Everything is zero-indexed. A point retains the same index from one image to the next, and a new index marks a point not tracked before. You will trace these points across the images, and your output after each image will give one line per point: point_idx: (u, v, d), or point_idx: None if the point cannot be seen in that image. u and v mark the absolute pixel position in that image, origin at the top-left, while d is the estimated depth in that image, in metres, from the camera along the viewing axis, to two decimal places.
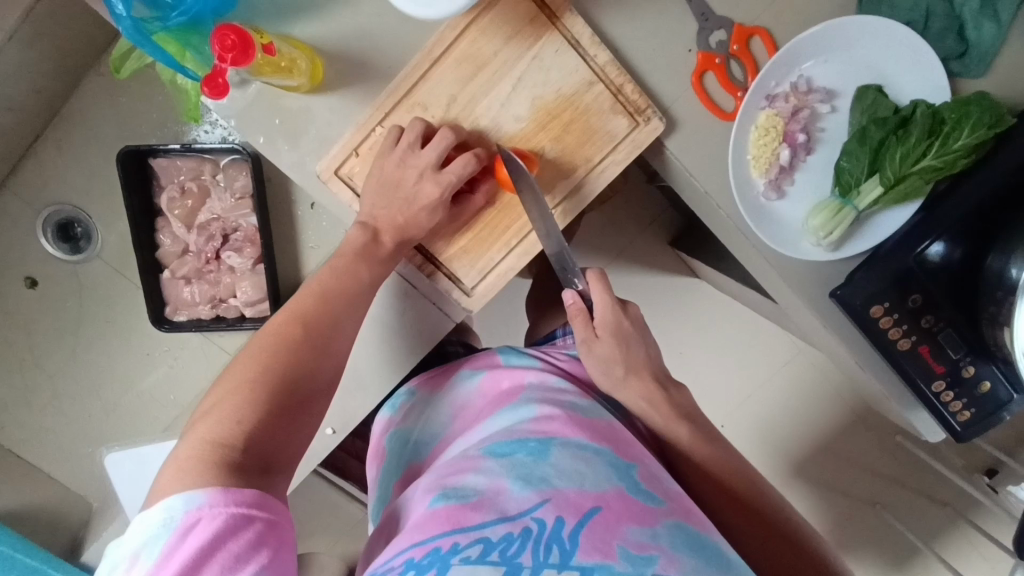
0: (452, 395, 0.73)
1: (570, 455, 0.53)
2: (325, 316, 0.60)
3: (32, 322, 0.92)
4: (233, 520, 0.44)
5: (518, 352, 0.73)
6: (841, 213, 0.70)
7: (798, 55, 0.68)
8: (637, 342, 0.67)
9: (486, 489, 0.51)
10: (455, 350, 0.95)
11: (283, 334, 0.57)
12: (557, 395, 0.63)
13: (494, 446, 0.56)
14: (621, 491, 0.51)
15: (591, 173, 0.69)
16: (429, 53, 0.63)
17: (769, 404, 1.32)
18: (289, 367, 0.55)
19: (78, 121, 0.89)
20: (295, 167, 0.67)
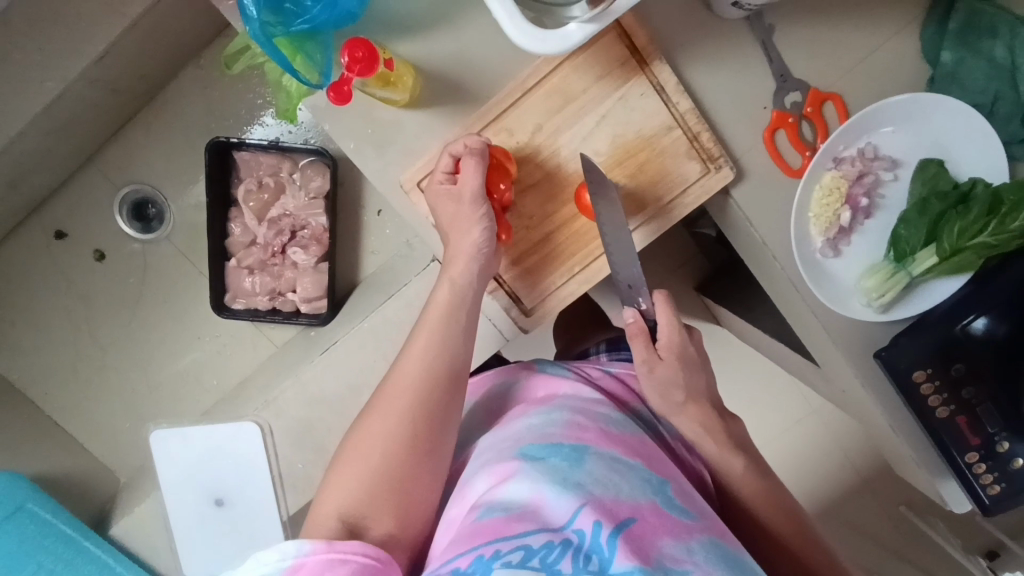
0: (489, 398, 0.73)
1: (605, 465, 0.55)
2: (435, 383, 0.62)
3: (108, 288, 1.06)
4: (339, 565, 0.50)
5: (555, 364, 0.74)
6: (894, 278, 0.73)
7: (868, 124, 0.71)
8: (698, 370, 0.68)
9: (524, 496, 0.51)
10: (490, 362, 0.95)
11: (395, 403, 0.62)
12: (590, 408, 0.64)
13: (530, 450, 0.57)
14: (656, 505, 0.52)
15: (659, 212, 0.71)
16: (522, 83, 0.67)
17: (784, 459, 1.32)
18: (398, 430, 0.60)
19: (164, 109, 1.02)
20: (378, 174, 0.70)
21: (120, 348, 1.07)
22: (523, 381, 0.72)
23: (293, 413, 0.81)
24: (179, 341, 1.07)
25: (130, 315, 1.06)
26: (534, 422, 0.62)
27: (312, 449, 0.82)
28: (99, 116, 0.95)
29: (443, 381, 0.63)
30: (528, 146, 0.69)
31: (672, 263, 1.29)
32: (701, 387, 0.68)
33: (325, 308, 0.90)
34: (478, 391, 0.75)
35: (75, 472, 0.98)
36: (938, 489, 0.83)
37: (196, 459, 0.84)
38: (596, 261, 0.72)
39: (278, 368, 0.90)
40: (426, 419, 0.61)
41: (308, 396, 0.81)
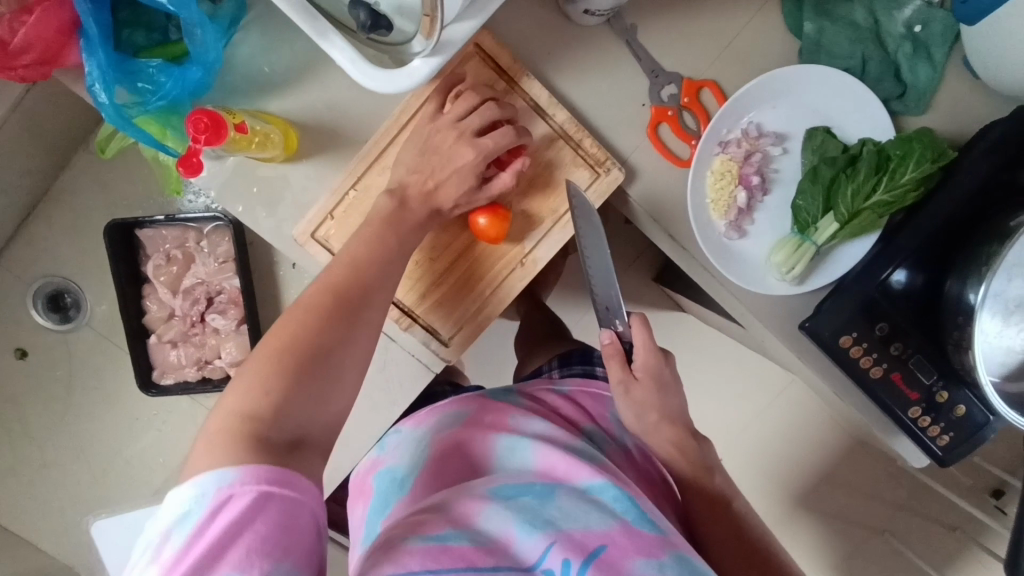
0: (440, 425, 0.70)
1: (575, 498, 0.57)
2: (345, 292, 0.59)
3: (45, 384, 1.04)
4: (265, 498, 0.45)
5: (509, 394, 0.74)
6: (801, 249, 0.73)
7: (747, 104, 0.72)
8: (673, 394, 0.71)
9: (495, 533, 0.53)
10: (442, 388, 0.94)
11: (317, 308, 0.57)
12: (555, 433, 0.66)
13: (501, 488, 0.58)
14: (627, 525, 0.55)
15: (559, 223, 0.71)
16: (397, 120, 0.67)
17: (763, 437, 1.32)
18: (321, 340, 0.55)
19: (69, 195, 1.02)
20: (273, 232, 0.70)
21: (63, 440, 1.05)
22: (477, 412, 0.70)
23: None
24: (125, 425, 1.05)
25: (66, 407, 1.05)
26: (504, 460, 0.64)
27: None
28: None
29: (375, 273, 0.61)
30: None
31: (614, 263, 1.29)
32: (675, 407, 0.71)
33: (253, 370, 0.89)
34: (427, 420, 0.72)
35: None
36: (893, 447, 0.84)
37: (143, 544, 0.82)
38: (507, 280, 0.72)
39: None
40: (343, 307, 0.58)
41: None
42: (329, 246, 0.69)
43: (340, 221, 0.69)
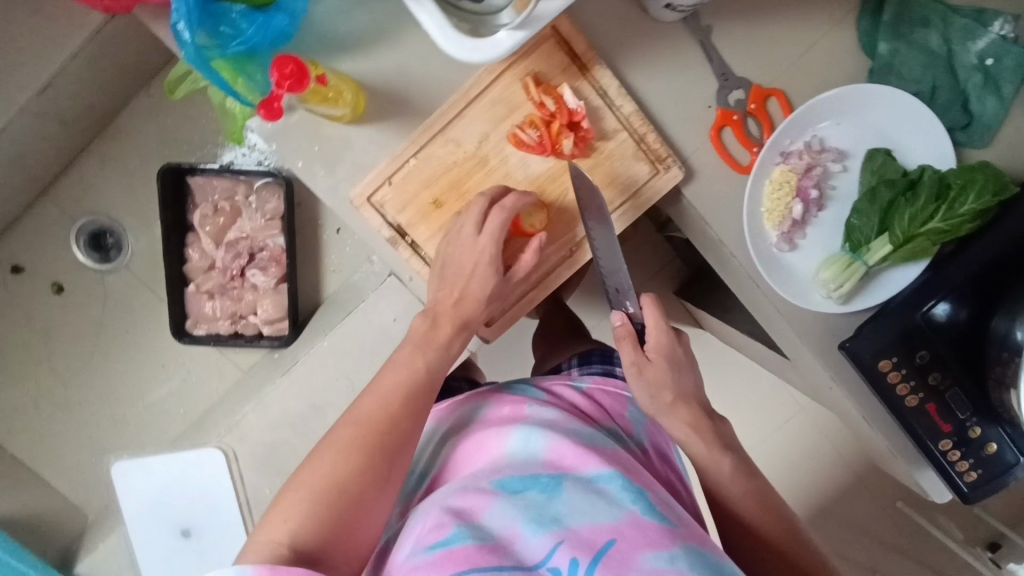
0: (460, 417, 0.70)
1: (581, 490, 0.55)
2: (377, 426, 0.60)
3: (76, 319, 1.07)
4: None
5: (527, 385, 0.72)
6: (851, 268, 0.73)
7: (813, 117, 0.72)
8: (687, 374, 0.69)
9: (501, 531, 0.52)
10: (457, 384, 0.89)
11: (354, 445, 0.58)
12: (566, 425, 0.64)
13: (506, 482, 0.56)
14: (634, 518, 0.52)
15: (612, 215, 0.71)
16: (465, 93, 0.67)
17: (771, 458, 1.31)
18: (362, 492, 0.57)
19: (123, 137, 1.04)
20: (328, 192, 0.71)
21: (89, 379, 1.07)
22: (496, 403, 0.69)
23: (256, 435, 0.80)
24: (149, 369, 1.08)
25: (95, 346, 1.07)
26: (513, 447, 0.61)
27: (278, 471, 0.81)
28: (51, 148, 0.96)
29: (406, 420, 0.62)
30: (475, 154, 0.69)
31: (643, 270, 1.29)
32: (690, 389, 0.69)
33: (287, 329, 0.95)
34: (449, 410, 0.73)
35: (41, 510, 0.96)
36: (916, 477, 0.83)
37: (160, 489, 0.83)
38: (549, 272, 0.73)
39: (244, 392, 0.89)
40: (376, 453, 0.58)
41: (269, 419, 0.80)
42: (384, 212, 0.70)
43: (398, 187, 0.70)
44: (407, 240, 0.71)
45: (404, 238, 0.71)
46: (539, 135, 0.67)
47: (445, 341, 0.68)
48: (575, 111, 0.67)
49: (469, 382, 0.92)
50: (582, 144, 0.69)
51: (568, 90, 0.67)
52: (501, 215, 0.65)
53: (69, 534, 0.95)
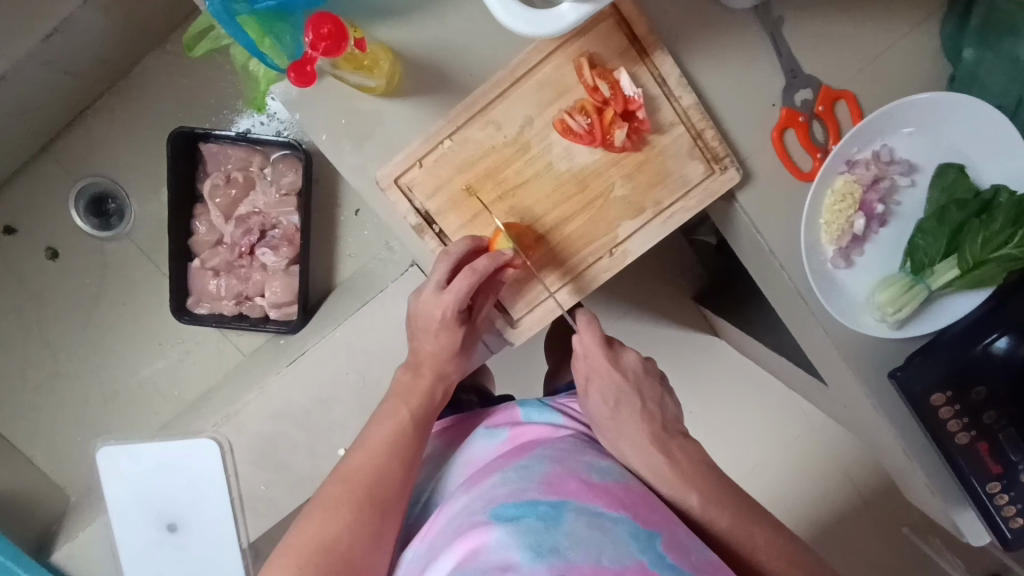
0: (463, 448, 0.63)
1: (585, 524, 0.46)
2: (376, 478, 0.56)
3: (70, 285, 1.01)
4: None
5: (542, 405, 0.65)
6: (912, 291, 0.66)
7: (885, 125, 0.65)
8: (632, 400, 0.62)
9: (491, 564, 0.44)
10: (467, 397, 0.79)
11: (344, 500, 0.55)
12: (573, 455, 0.56)
13: (500, 509, 0.48)
14: (644, 567, 0.43)
15: (659, 218, 0.65)
16: (512, 72, 0.62)
17: (772, 476, 1.23)
18: (355, 557, 0.52)
19: (134, 96, 0.98)
20: (352, 169, 0.66)
21: (79, 351, 1.02)
22: (504, 430, 0.62)
23: (255, 427, 0.75)
24: (143, 345, 1.02)
25: (89, 316, 1.01)
26: (512, 471, 0.53)
27: (272, 467, 0.76)
28: (54, 103, 0.90)
29: (399, 468, 0.58)
30: (516, 140, 0.64)
31: (667, 274, 1.23)
32: (635, 417, 0.61)
33: (296, 314, 0.89)
34: (456, 440, 0.66)
35: (21, 488, 0.91)
36: (952, 517, 0.75)
37: (147, 480, 0.77)
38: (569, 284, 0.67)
39: (243, 378, 0.84)
40: (376, 508, 0.55)
41: (270, 409, 0.74)
42: (412, 196, 0.65)
43: (429, 169, 0.64)
44: (434, 229, 0.66)
45: (432, 226, 0.66)
46: (589, 123, 0.62)
47: (427, 390, 0.64)
48: (631, 98, 0.62)
49: (477, 395, 0.81)
50: (635, 136, 0.63)
51: (625, 75, 0.62)
52: (467, 278, 0.61)
53: (48, 514, 0.90)
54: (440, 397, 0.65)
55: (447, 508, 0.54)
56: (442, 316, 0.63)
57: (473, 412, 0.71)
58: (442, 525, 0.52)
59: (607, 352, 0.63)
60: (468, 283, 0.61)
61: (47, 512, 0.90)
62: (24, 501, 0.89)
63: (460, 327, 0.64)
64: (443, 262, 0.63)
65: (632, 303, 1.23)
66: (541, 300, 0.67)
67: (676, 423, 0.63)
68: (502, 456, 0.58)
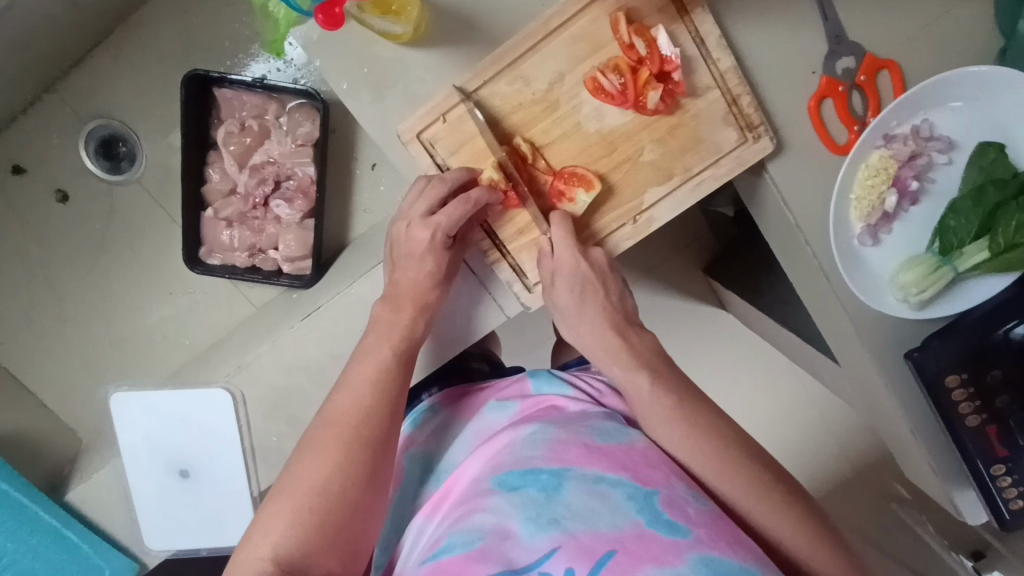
0: (474, 421, 0.65)
1: (585, 491, 0.47)
2: (366, 423, 0.56)
3: (78, 230, 1.00)
4: None
5: (550, 375, 0.65)
6: (938, 273, 0.65)
7: (928, 99, 0.63)
8: (595, 291, 0.63)
9: (492, 532, 0.46)
10: (478, 366, 0.82)
11: (334, 442, 0.54)
12: (579, 421, 0.57)
13: (504, 480, 0.50)
14: (640, 529, 0.44)
15: (687, 185, 0.63)
16: (544, 25, 0.59)
17: (772, 447, 1.24)
18: (354, 498, 0.52)
19: (144, 35, 0.95)
20: (372, 121, 0.63)
21: (88, 296, 1.01)
22: (514, 402, 0.63)
23: (267, 380, 0.74)
24: (153, 294, 1.01)
25: (98, 261, 1.00)
26: (521, 442, 0.55)
27: (285, 422, 0.75)
28: (61, 38, 0.87)
29: (389, 409, 0.57)
30: (545, 98, 0.61)
31: (680, 242, 1.22)
32: (597, 304, 0.63)
33: (309, 270, 0.88)
34: (460, 412, 0.67)
35: (34, 430, 0.92)
36: (952, 496, 0.76)
37: (157, 428, 0.78)
38: (596, 246, 0.65)
39: (255, 331, 0.84)
40: (370, 453, 0.54)
41: (283, 364, 0.74)
42: (434, 152, 0.63)
43: (453, 125, 0.62)
44: None
45: None
46: (621, 83, 0.59)
47: (407, 326, 0.63)
48: (668, 58, 0.59)
49: (487, 364, 0.84)
50: (669, 99, 0.61)
51: (663, 32, 0.59)
52: (460, 207, 0.60)
53: (60, 457, 0.90)
54: (423, 329, 0.64)
55: (458, 480, 0.56)
56: (430, 239, 0.61)
57: (476, 382, 0.73)
58: (452, 497, 0.54)
59: (576, 247, 0.62)
60: (457, 211, 0.60)
61: (62, 455, 0.91)
62: (36, 443, 0.89)
63: (447, 253, 0.63)
64: (434, 186, 0.61)
65: (642, 270, 1.22)
66: None
67: (634, 313, 0.65)
68: (510, 424, 0.60)
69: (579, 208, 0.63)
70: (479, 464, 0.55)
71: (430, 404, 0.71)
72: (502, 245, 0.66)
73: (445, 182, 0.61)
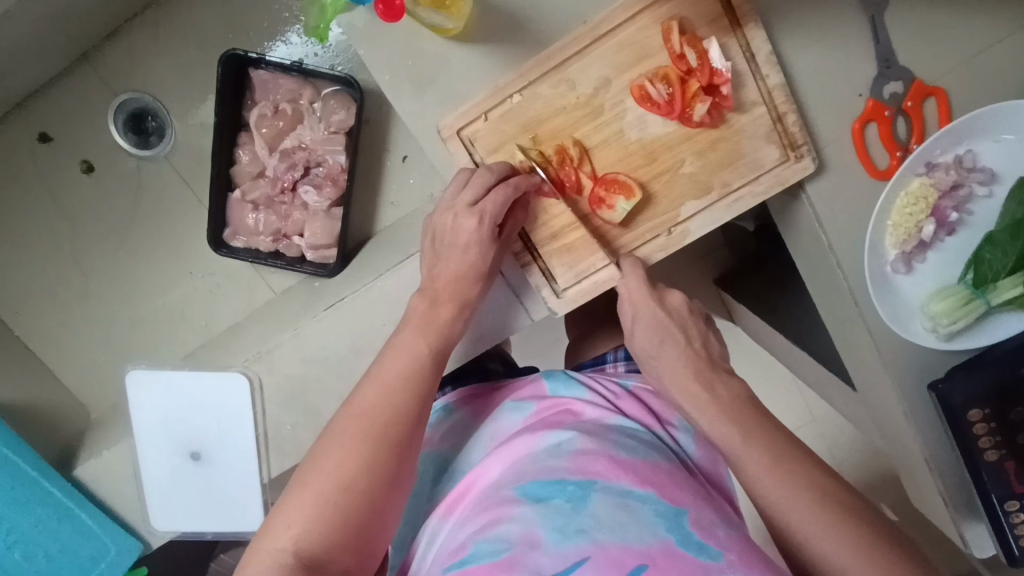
0: (492, 421, 0.64)
1: (612, 504, 0.47)
2: (386, 418, 0.54)
3: (98, 202, 0.99)
4: None
5: (568, 378, 0.65)
6: (970, 305, 0.64)
7: (973, 129, 0.62)
8: (676, 339, 0.62)
9: (517, 539, 0.45)
10: (495, 366, 0.82)
11: (354, 435, 0.53)
12: (603, 432, 0.57)
13: (529, 487, 0.50)
14: (670, 546, 0.43)
15: (724, 200, 0.62)
16: (594, 29, 0.58)
17: None
18: (372, 493, 0.51)
19: (179, 10, 0.94)
20: (413, 116, 0.63)
21: (104, 269, 1.00)
22: (532, 403, 0.63)
23: (285, 368, 0.74)
24: (170, 271, 1.00)
25: (119, 233, 0.99)
26: (542, 449, 0.54)
27: (302, 411, 0.75)
28: (98, 8, 0.86)
29: (413, 403, 0.56)
30: (588, 102, 0.61)
31: (699, 254, 1.21)
32: (677, 351, 0.61)
33: (333, 258, 0.87)
34: (478, 413, 0.67)
35: (44, 402, 0.91)
36: (961, 528, 0.76)
37: (172, 408, 0.77)
38: (638, 251, 0.64)
39: (275, 316, 0.83)
40: (392, 446, 0.53)
41: (304, 355, 0.73)
42: (472, 150, 0.63)
43: (494, 125, 0.61)
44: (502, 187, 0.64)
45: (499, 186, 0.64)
46: (669, 92, 0.59)
47: (439, 321, 0.61)
48: (719, 71, 0.58)
49: (503, 366, 0.84)
50: (715, 112, 0.60)
51: (716, 45, 0.58)
52: (503, 191, 0.60)
53: (69, 432, 0.90)
54: (458, 327, 0.62)
55: (478, 482, 0.56)
56: (478, 226, 0.60)
57: (492, 383, 0.72)
58: (472, 498, 0.54)
59: (653, 293, 0.63)
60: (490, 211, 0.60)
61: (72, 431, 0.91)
62: (46, 415, 0.89)
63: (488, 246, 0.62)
64: (476, 184, 0.60)
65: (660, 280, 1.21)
66: (590, 274, 0.65)
67: (722, 361, 0.62)
68: (529, 428, 0.59)
69: (618, 215, 0.62)
70: (499, 468, 0.55)
71: (446, 404, 0.70)
72: (534, 249, 0.65)
73: (485, 181, 0.60)
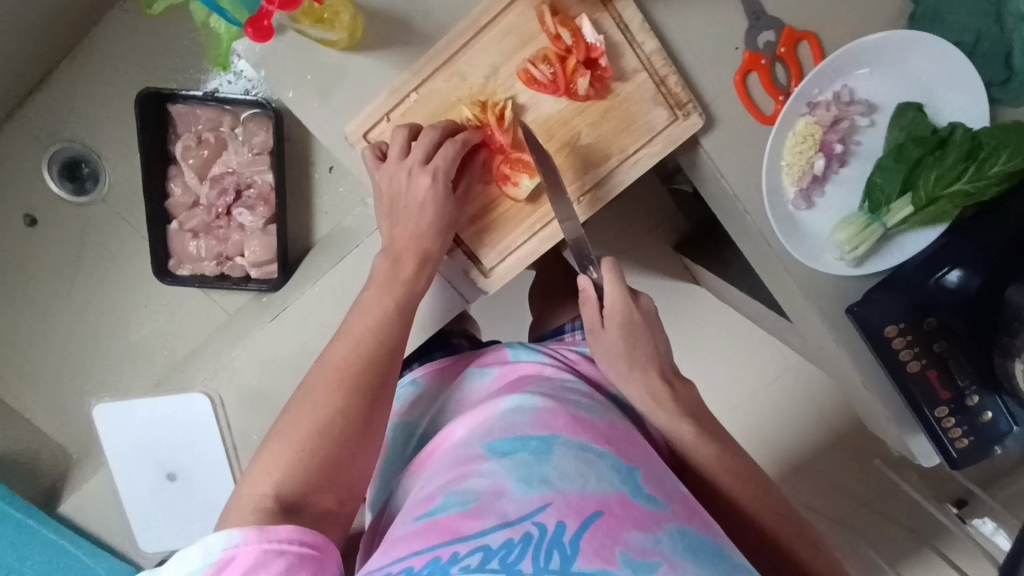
0: (460, 388, 0.68)
1: (572, 457, 0.50)
2: (359, 375, 0.58)
3: (49, 251, 1.02)
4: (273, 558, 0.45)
5: (527, 347, 0.69)
6: (868, 230, 0.68)
7: (846, 65, 0.66)
8: (646, 335, 0.62)
9: (485, 490, 0.47)
10: (458, 341, 0.85)
11: (330, 384, 0.57)
12: (565, 394, 0.60)
13: (498, 444, 0.52)
14: (624, 495, 0.47)
15: (624, 164, 0.66)
16: (474, 22, 0.62)
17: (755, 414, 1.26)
18: (348, 434, 0.55)
19: (101, 59, 0.98)
20: (319, 126, 0.67)
21: (65, 314, 1.04)
22: (495, 368, 0.67)
23: (239, 381, 0.77)
24: (129, 308, 1.04)
25: (72, 278, 1.03)
26: (508, 410, 0.57)
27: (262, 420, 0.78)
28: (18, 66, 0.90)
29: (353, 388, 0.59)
30: (481, 91, 0.64)
31: (649, 224, 1.25)
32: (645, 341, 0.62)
33: (276, 273, 0.90)
34: (446, 381, 0.71)
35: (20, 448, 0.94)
36: (906, 441, 0.79)
37: (142, 436, 0.81)
38: (554, 221, 0.67)
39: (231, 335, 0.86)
40: (368, 394, 0.58)
41: (256, 365, 0.77)
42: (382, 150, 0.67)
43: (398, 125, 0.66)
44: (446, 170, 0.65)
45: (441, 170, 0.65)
46: (552, 72, 0.63)
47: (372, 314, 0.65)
48: (593, 45, 0.62)
49: (468, 340, 0.88)
50: (598, 84, 0.64)
51: (586, 21, 0.62)
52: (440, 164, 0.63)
53: (47, 472, 0.93)
54: (424, 283, 0.65)
55: (444, 446, 0.58)
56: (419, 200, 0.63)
57: (459, 355, 0.76)
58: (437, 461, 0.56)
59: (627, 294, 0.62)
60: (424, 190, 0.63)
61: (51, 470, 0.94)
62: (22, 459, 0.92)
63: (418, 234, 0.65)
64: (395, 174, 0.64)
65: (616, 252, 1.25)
66: (512, 251, 0.69)
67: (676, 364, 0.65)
68: (494, 394, 0.63)
69: (523, 191, 0.66)
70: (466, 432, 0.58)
71: (413, 376, 0.74)
72: (461, 241, 0.69)
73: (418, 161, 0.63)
